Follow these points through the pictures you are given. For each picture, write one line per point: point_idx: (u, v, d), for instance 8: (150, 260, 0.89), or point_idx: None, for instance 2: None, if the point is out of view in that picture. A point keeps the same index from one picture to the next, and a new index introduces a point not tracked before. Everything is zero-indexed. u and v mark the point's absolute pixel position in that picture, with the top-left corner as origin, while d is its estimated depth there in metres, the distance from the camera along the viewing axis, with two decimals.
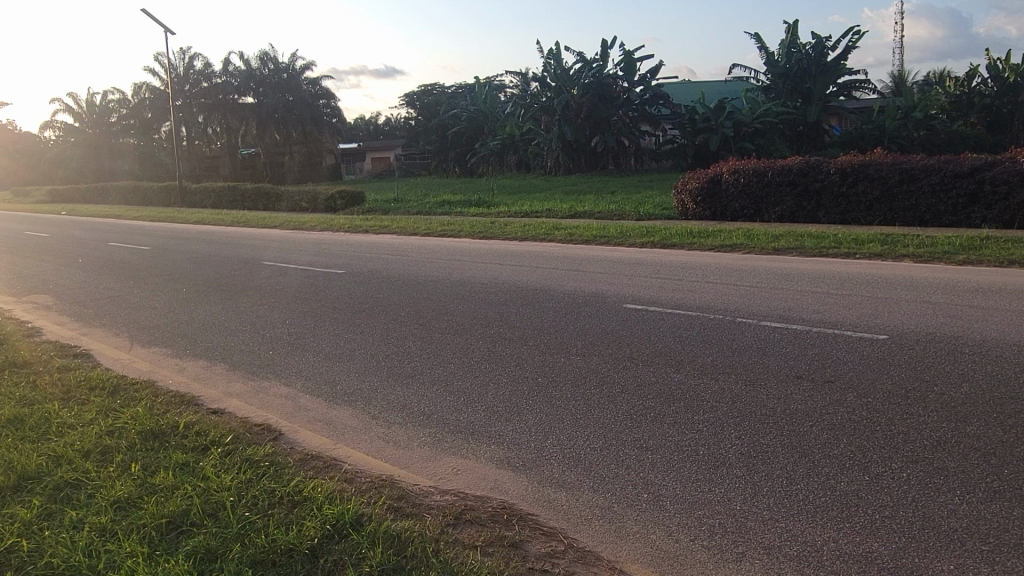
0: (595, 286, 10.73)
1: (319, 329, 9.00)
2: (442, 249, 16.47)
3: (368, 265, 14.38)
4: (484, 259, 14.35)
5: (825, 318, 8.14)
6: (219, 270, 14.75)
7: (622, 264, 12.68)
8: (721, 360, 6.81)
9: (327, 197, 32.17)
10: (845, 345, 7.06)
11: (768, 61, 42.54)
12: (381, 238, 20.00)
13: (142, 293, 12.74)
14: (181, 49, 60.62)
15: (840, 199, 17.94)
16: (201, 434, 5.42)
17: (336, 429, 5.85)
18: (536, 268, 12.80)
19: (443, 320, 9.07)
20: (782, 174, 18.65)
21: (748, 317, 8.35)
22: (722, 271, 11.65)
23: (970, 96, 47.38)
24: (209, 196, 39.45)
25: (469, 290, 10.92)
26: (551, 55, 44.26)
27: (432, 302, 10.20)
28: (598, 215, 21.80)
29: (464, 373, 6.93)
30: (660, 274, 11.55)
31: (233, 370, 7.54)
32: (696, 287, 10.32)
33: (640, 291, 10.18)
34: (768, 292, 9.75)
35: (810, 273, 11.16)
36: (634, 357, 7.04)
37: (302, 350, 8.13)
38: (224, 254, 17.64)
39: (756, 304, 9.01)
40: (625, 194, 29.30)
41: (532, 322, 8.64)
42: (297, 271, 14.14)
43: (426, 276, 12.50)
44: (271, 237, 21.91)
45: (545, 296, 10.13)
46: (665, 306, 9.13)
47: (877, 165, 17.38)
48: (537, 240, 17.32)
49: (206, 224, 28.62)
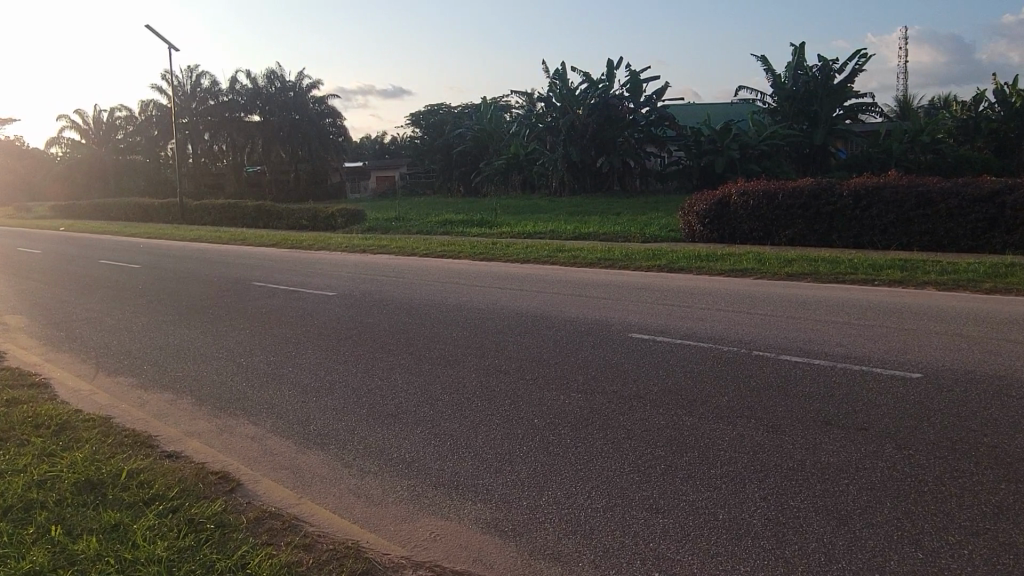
0: (599, 312, 10.06)
1: (299, 358, 8.33)
2: (441, 270, 15.86)
3: (361, 287, 13.74)
4: (484, 281, 13.75)
5: (847, 351, 7.45)
6: (209, 291, 14.13)
7: (627, 289, 12.03)
8: (738, 400, 6.10)
9: (329, 215, 31.75)
10: (876, 384, 6.35)
11: (775, 83, 42.13)
12: (379, 258, 19.42)
13: (122, 314, 12.10)
14: (189, 67, 60.72)
15: (853, 222, 17.28)
16: (143, 486, 4.74)
17: (301, 478, 5.16)
18: (536, 292, 12.14)
19: (433, 349, 8.41)
20: (793, 197, 18.02)
21: (765, 351, 7.65)
22: (732, 298, 10.99)
23: (977, 121, 47.01)
24: (209, 213, 39.07)
25: (463, 315, 10.26)
26: (556, 75, 43.97)
27: (423, 329, 9.54)
28: (603, 236, 21.17)
29: (452, 413, 6.22)
30: (667, 301, 10.88)
31: (197, 404, 6.87)
32: (705, 315, 9.64)
33: (647, 318, 9.52)
34: (781, 321, 9.09)
35: (826, 301, 10.46)
36: (641, 395, 6.34)
37: (276, 382, 7.45)
38: (216, 274, 17.08)
39: (769, 335, 8.33)
40: (630, 215, 28.75)
41: (530, 353, 7.94)
42: (287, 292, 13.51)
43: (421, 300, 11.88)
44: (266, 255, 21.38)
45: (543, 323, 9.47)
46: (673, 336, 8.45)
47: (892, 188, 16.73)
48: (539, 262, 16.67)
49: (205, 241, 28.12)
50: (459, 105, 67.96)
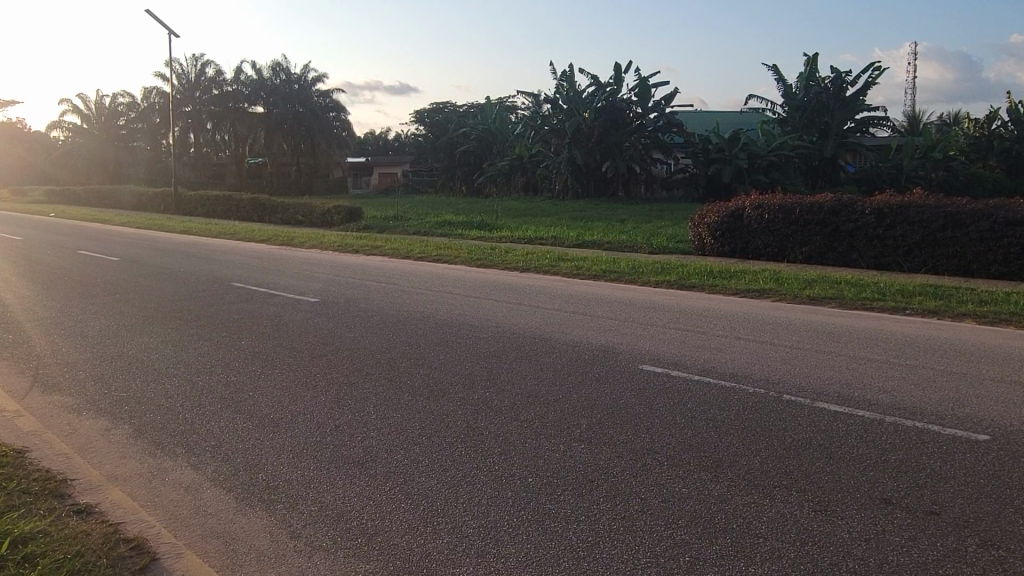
0: (606, 337, 9.06)
1: (265, 380, 7.32)
2: (435, 277, 14.83)
3: (346, 294, 12.71)
4: (480, 292, 12.74)
5: (893, 401, 6.42)
6: (182, 292, 13.10)
7: (637, 309, 11.04)
8: (774, 463, 5.09)
9: (325, 211, 30.63)
10: (939, 448, 5.32)
11: (786, 93, 41.26)
12: (370, 260, 18.38)
13: (82, 316, 11.07)
14: (194, 55, 59.58)
15: (875, 241, 16.26)
16: (24, 565, 3.69)
17: (233, 556, 4.10)
18: (534, 307, 11.12)
19: (416, 375, 7.39)
20: (812, 212, 17.03)
21: (797, 394, 6.62)
22: (750, 323, 9.99)
23: (990, 140, 46.10)
24: (203, 205, 37.99)
25: (453, 334, 9.23)
26: (564, 76, 43.00)
27: (406, 349, 8.50)
28: (608, 246, 20.15)
29: (432, 465, 5.19)
30: (679, 325, 9.88)
31: (133, 437, 5.86)
32: (724, 345, 8.62)
33: (659, 347, 8.51)
34: (810, 356, 8.07)
35: (855, 332, 9.45)
36: (658, 452, 5.32)
37: (234, 411, 6.42)
38: (197, 271, 16.04)
39: (798, 374, 7.30)
40: (635, 223, 27.75)
41: (523, 386, 6.93)
42: (266, 296, 12.50)
43: (410, 311, 10.87)
44: (254, 253, 20.29)
45: (541, 347, 8.44)
46: (688, 371, 7.44)
47: (918, 208, 15.69)
48: (540, 272, 15.64)
49: (196, 234, 27.05)
50: (466, 104, 67.02)
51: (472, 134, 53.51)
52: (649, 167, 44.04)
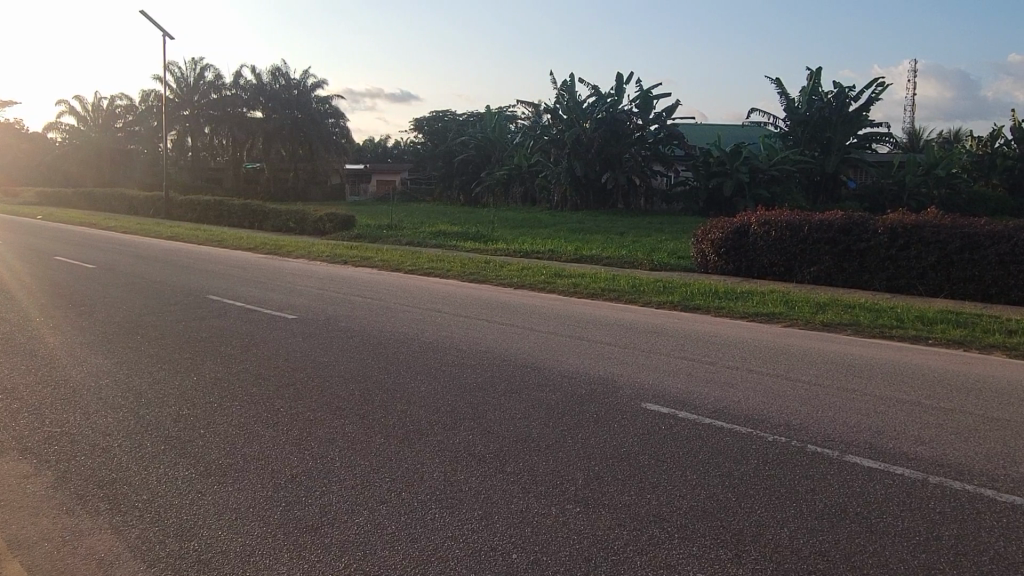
0: (604, 367, 8.26)
1: (219, 415, 6.47)
2: (425, 292, 14.05)
3: (326, 310, 11.88)
4: (472, 310, 11.93)
5: (934, 456, 5.60)
6: (151, 305, 12.29)
7: (639, 334, 10.25)
8: (807, 540, 4.26)
9: (316, 219, 29.77)
10: (999, 521, 4.51)
11: (788, 107, 40.68)
12: (358, 272, 17.57)
13: (39, 331, 10.26)
14: (193, 59, 58.88)
15: (887, 262, 15.49)
16: None
17: None
18: (528, 330, 10.32)
19: (392, 411, 6.55)
20: (821, 230, 16.26)
21: (823, 444, 5.80)
22: (762, 352, 9.20)
23: (993, 158, 45.55)
24: (195, 209, 37.26)
25: (437, 360, 8.37)
26: (564, 86, 42.44)
27: (384, 378, 7.66)
28: (607, 261, 19.39)
29: (396, 535, 4.35)
30: (685, 353, 9.07)
31: (54, 486, 5.05)
32: (737, 379, 7.80)
33: (662, 381, 7.68)
34: (832, 395, 7.26)
35: (876, 365, 8.66)
36: (668, 521, 4.49)
37: (175, 453, 5.58)
38: (174, 282, 15.19)
39: (820, 418, 6.48)
40: (635, 237, 27.03)
41: (512, 427, 6.09)
42: (242, 312, 11.69)
43: (392, 332, 10.03)
44: (237, 262, 19.50)
45: (535, 379, 7.59)
46: (697, 412, 6.61)
47: (933, 228, 14.95)
48: (535, 289, 14.87)
49: (183, 241, 26.23)
50: (466, 112, 66.47)
51: (471, 142, 52.86)
52: (649, 179, 43.37)
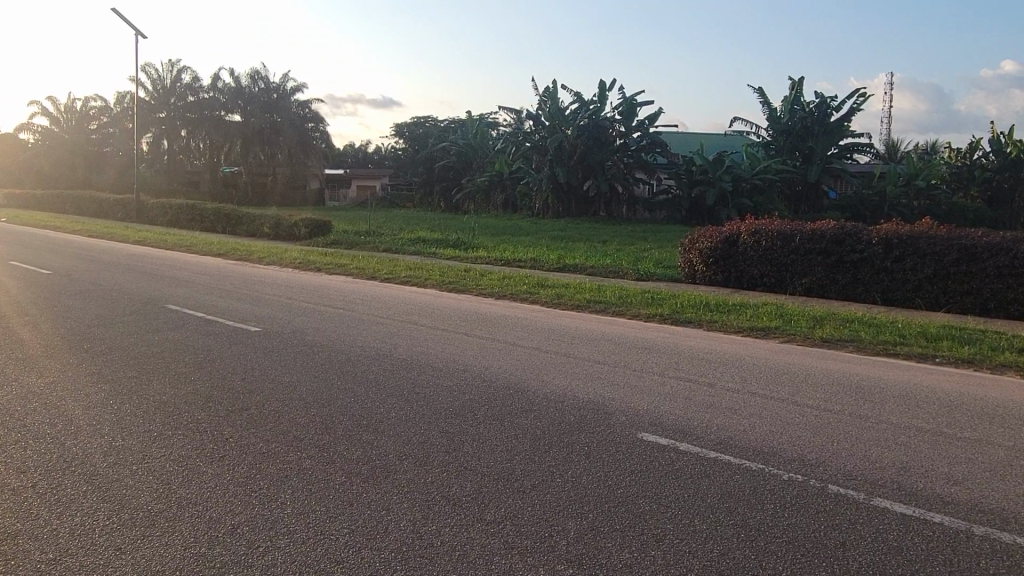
0: (594, 389, 7.52)
1: (157, 447, 5.65)
2: (402, 303, 13.25)
3: (290, 321, 11.02)
4: (451, 324, 11.15)
5: (973, 499, 4.91)
6: (104, 315, 11.40)
7: (630, 350, 9.55)
8: None
9: (291, 224, 28.85)
10: None
11: (770, 116, 40.41)
12: (330, 281, 16.73)
13: None
14: (170, 61, 57.50)
15: (881, 274, 14.94)
16: None
17: None
18: (512, 345, 9.56)
19: (358, 442, 5.78)
20: (813, 240, 15.70)
21: (846, 484, 5.10)
22: (761, 372, 8.52)
23: (972, 169, 45.52)
24: (166, 213, 36.15)
25: (411, 381, 7.58)
26: (547, 92, 41.90)
27: (350, 402, 6.84)
28: (591, 270, 18.73)
29: None
30: (680, 373, 8.38)
31: None
32: (741, 405, 7.08)
33: (661, 407, 6.96)
34: (844, 423, 6.56)
35: (885, 388, 8.00)
36: None
37: (99, 496, 4.76)
38: (134, 289, 14.28)
39: (839, 452, 5.78)
40: (618, 245, 26.42)
41: (494, 464, 5.33)
42: (203, 324, 10.83)
43: (365, 347, 9.26)
44: (205, 268, 18.61)
45: (518, 404, 6.84)
46: (700, 443, 5.90)
47: (929, 238, 14.41)
48: (517, 300, 14.14)
49: (149, 246, 25.21)
50: (447, 119, 65.81)
51: (452, 149, 52.12)
52: (631, 187, 42.88)
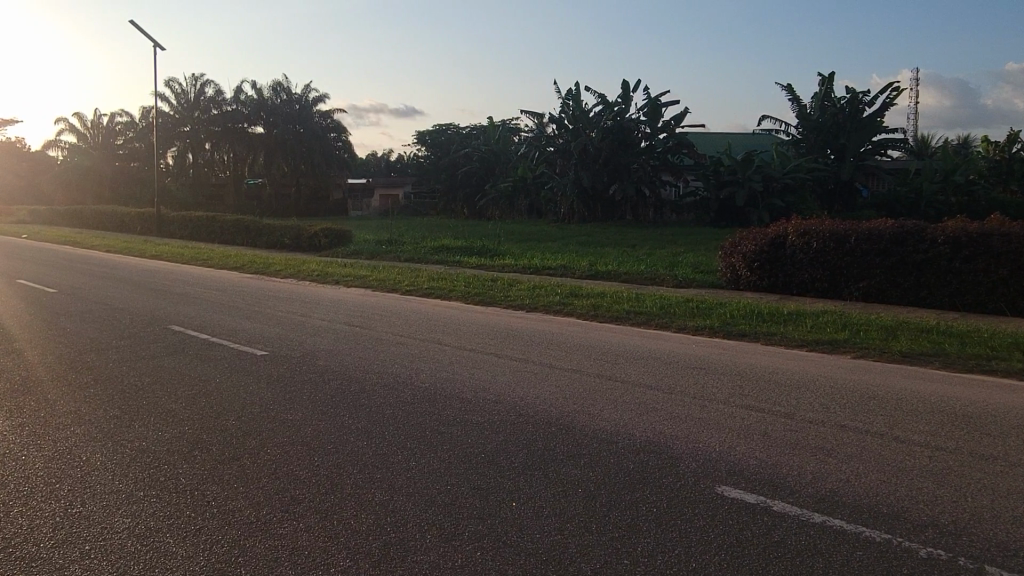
0: (650, 425, 6.30)
1: (121, 517, 4.55)
2: (424, 319, 12.13)
3: (300, 343, 9.96)
4: (478, 342, 9.99)
5: None
6: (100, 339, 10.41)
7: (686, 371, 8.33)
8: None
9: (311, 234, 27.93)
10: None
11: (800, 113, 38.87)
12: (346, 295, 15.74)
13: None
14: (193, 74, 57.13)
15: (948, 275, 13.55)
16: None
17: None
18: (548, 368, 8.38)
19: (365, 506, 4.62)
20: (870, 240, 14.34)
21: (1010, 566, 3.85)
22: (841, 397, 7.25)
23: (1011, 163, 43.58)
24: (186, 226, 35.50)
25: (432, 417, 6.44)
26: (570, 94, 40.72)
27: (362, 447, 5.70)
28: (626, 277, 17.52)
29: None
30: (748, 399, 7.16)
31: None
32: (834, 444, 5.82)
33: (740, 449, 5.71)
34: (966, 468, 5.31)
35: (995, 415, 6.68)
36: None
37: None
38: (140, 308, 13.34)
39: (976, 513, 4.52)
40: (650, 250, 25.16)
41: (543, 538, 4.16)
42: (204, 347, 9.79)
43: (381, 373, 8.14)
44: (218, 283, 17.67)
45: (562, 446, 5.67)
46: (798, 501, 4.67)
47: (1001, 236, 13.02)
48: (548, 313, 12.97)
49: (166, 260, 24.43)
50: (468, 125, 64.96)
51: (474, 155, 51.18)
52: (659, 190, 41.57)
